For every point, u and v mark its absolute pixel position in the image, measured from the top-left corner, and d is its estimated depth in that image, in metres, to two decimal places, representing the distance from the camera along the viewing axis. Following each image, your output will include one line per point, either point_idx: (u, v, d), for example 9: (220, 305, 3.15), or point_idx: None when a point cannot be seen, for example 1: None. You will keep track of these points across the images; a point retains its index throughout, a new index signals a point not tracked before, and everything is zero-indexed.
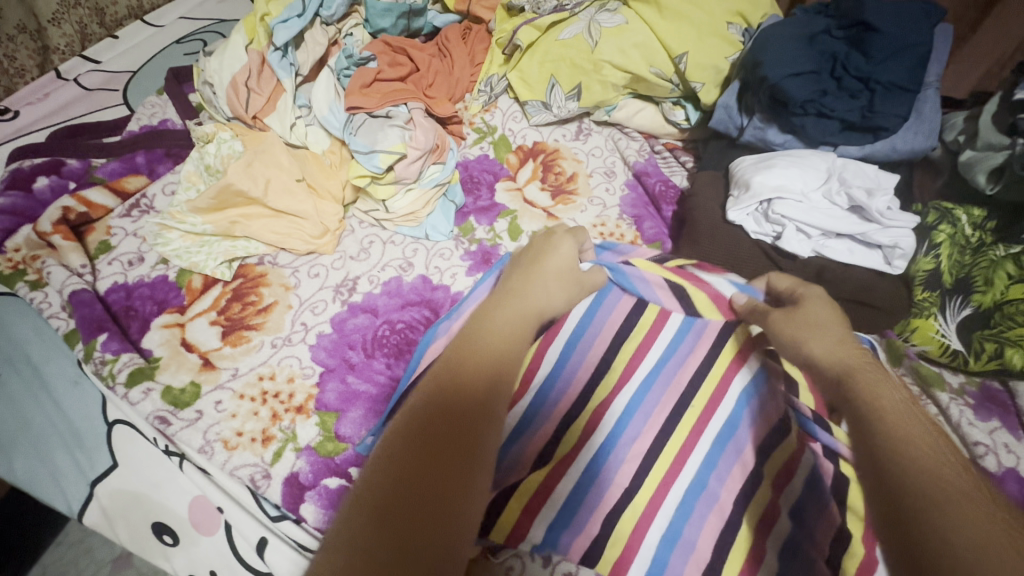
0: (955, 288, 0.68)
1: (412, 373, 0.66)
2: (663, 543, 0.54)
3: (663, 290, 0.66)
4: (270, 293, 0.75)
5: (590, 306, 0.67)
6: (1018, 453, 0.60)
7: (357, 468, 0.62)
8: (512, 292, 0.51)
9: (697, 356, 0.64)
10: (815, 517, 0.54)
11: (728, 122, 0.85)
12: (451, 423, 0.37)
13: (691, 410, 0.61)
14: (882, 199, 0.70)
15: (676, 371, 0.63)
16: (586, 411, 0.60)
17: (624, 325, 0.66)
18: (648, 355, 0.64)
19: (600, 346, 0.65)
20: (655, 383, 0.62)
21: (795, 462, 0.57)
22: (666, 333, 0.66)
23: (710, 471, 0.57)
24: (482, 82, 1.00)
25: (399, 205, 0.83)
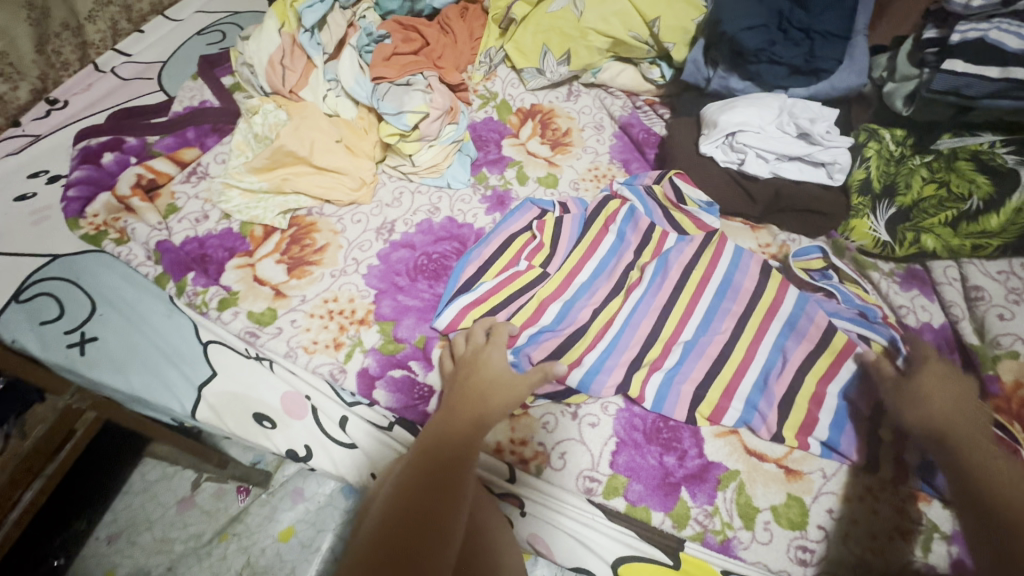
0: (883, 193, 0.84)
1: (454, 288, 0.82)
2: (661, 389, 0.72)
3: (661, 217, 0.91)
4: (322, 237, 0.89)
5: (609, 238, 0.89)
6: (932, 310, 0.78)
7: (416, 361, 0.76)
8: (443, 414, 0.62)
9: (692, 251, 0.86)
10: (777, 373, 0.72)
11: (697, 74, 1.01)
12: (400, 543, 0.46)
13: (686, 290, 0.81)
14: (822, 125, 0.86)
15: (679, 259, 0.85)
16: (609, 310, 0.80)
17: (644, 237, 0.89)
18: (664, 247, 0.88)
19: (630, 250, 0.88)
20: (664, 270, 0.84)
21: (769, 323, 0.76)
22: (670, 241, 0.88)
23: (704, 331, 0.77)
24: (482, 55, 1.15)
25: (423, 159, 0.97)
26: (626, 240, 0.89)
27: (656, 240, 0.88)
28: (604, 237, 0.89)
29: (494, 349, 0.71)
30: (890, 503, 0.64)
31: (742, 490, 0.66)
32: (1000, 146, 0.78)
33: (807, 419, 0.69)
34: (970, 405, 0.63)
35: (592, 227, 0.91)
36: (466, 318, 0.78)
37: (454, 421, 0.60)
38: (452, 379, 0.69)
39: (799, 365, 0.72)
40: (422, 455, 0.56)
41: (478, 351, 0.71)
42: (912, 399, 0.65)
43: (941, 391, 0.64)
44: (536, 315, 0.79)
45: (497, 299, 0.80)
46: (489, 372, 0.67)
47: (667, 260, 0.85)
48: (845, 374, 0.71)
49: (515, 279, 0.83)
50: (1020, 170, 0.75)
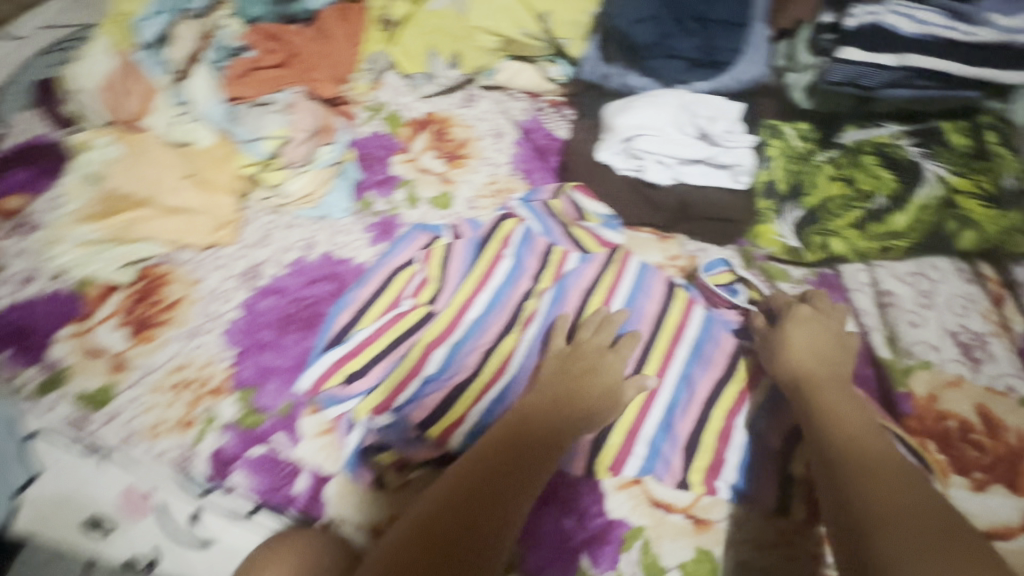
0: (790, 194, 0.77)
1: (325, 338, 0.72)
2: None
3: (562, 235, 0.83)
4: (176, 290, 0.77)
5: (504, 267, 0.80)
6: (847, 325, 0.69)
7: (280, 433, 0.67)
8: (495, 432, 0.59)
9: (592, 277, 0.79)
10: (682, 410, 0.66)
11: (596, 72, 0.91)
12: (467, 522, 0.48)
13: (583, 321, 0.74)
14: (723, 124, 0.80)
15: (577, 286, 0.78)
16: (502, 350, 0.71)
17: (541, 260, 0.81)
18: (563, 272, 0.80)
19: (526, 278, 0.80)
20: (561, 300, 0.77)
21: (671, 354, 0.70)
22: (571, 262, 0.81)
23: None
24: (367, 61, 1.03)
25: (294, 188, 0.86)
26: (523, 267, 0.81)
27: (555, 263, 0.81)
28: (498, 263, 0.81)
29: (613, 357, 0.67)
30: (805, 549, 0.59)
31: (648, 549, 0.60)
32: (903, 138, 0.74)
33: (713, 460, 0.63)
34: (836, 350, 0.64)
35: (485, 252, 0.81)
36: (337, 378, 0.68)
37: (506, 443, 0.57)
38: (551, 374, 0.66)
39: (705, 399, 0.67)
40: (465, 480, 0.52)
41: (601, 354, 0.67)
42: (788, 340, 0.65)
43: (810, 341, 0.64)
44: (418, 363, 0.70)
45: (374, 349, 0.71)
46: (597, 378, 0.65)
47: (565, 287, 0.78)
48: (753, 404, 0.66)
49: (397, 321, 0.74)
50: (922, 163, 0.72)
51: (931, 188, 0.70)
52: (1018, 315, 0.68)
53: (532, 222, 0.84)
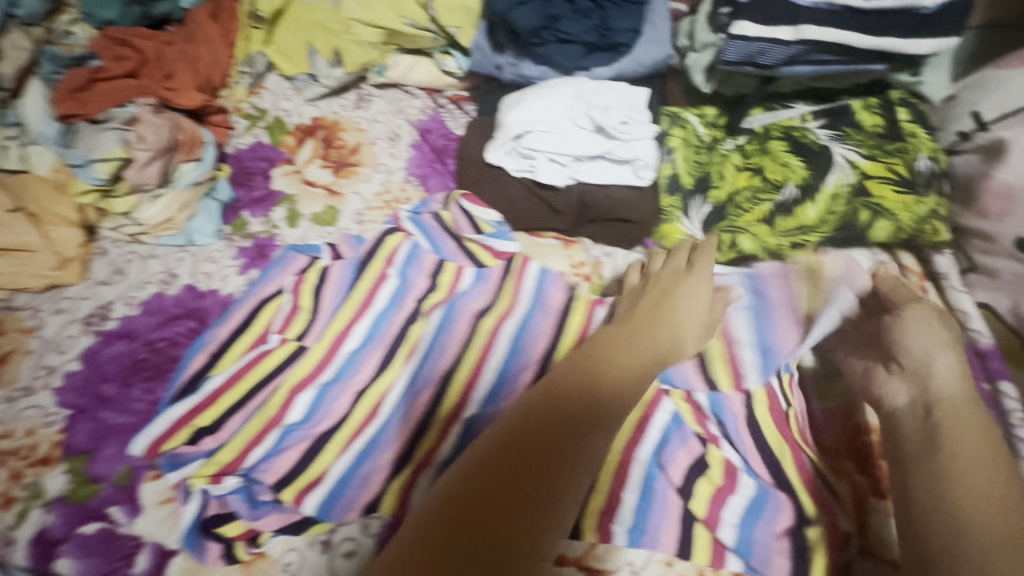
0: (696, 188, 0.70)
1: (174, 388, 0.62)
2: None
3: (454, 248, 0.74)
4: (6, 341, 0.67)
5: (386, 291, 0.71)
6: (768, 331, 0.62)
7: (118, 505, 0.57)
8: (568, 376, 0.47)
9: (488, 295, 0.70)
10: None
11: (485, 63, 0.83)
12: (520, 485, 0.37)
13: (474, 344, 0.65)
14: (618, 114, 0.71)
15: (468, 305, 0.69)
16: (378, 387, 0.63)
17: (432, 278, 0.72)
18: (457, 291, 0.71)
19: (413, 299, 0.71)
20: (450, 322, 0.67)
21: None
22: (465, 281, 0.71)
23: (490, 402, 0.61)
24: (243, 63, 0.93)
25: (149, 214, 0.76)
26: (410, 287, 0.71)
27: (444, 283, 0.71)
28: (383, 285, 0.72)
29: (697, 282, 0.60)
30: None
31: None
32: (811, 120, 0.67)
33: (610, 501, 0.55)
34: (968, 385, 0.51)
35: (367, 273, 0.72)
36: (183, 436, 0.59)
37: (577, 388, 0.46)
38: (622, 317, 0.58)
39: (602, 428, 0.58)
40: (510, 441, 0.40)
41: (677, 278, 0.61)
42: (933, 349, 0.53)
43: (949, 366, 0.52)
44: (280, 411, 0.61)
45: (230, 399, 0.62)
46: (677, 308, 0.57)
47: (456, 309, 0.68)
48: (655, 432, 0.58)
49: (259, 362, 0.65)
50: (830, 148, 0.64)
51: (840, 175, 0.63)
52: (941, 310, 0.62)
53: (420, 236, 0.75)
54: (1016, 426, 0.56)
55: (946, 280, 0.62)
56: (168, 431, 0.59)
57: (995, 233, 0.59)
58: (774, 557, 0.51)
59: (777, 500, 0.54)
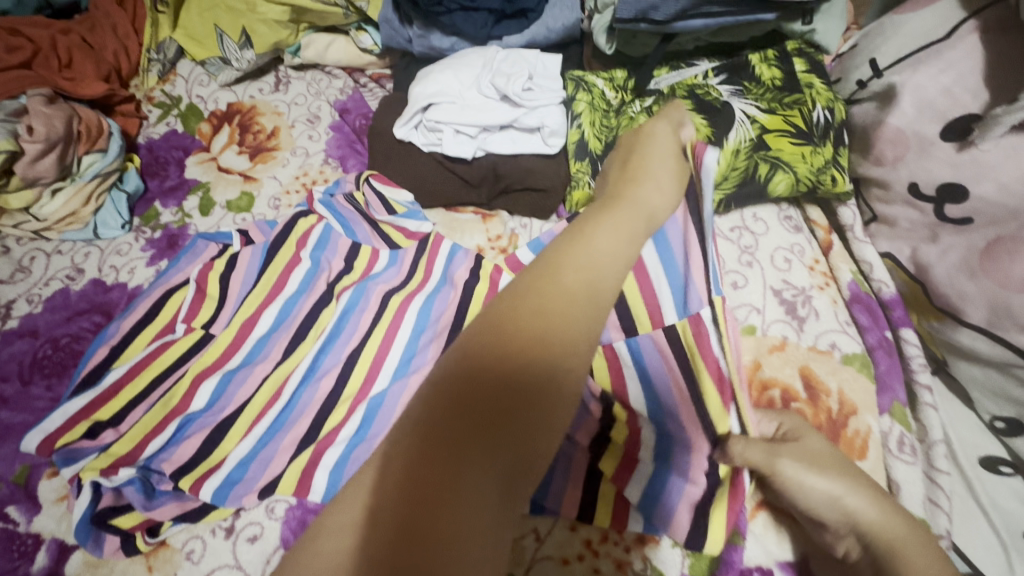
0: (605, 153, 0.69)
1: (74, 381, 0.61)
2: (330, 481, 0.55)
3: (366, 229, 0.72)
4: None
5: (298, 274, 0.69)
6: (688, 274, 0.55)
7: (14, 505, 0.56)
8: (576, 264, 0.41)
9: (402, 274, 0.68)
10: None
11: (396, 37, 0.80)
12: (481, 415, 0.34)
13: (382, 321, 0.65)
14: (520, 80, 0.69)
15: (380, 283, 0.67)
16: (283, 370, 0.62)
17: (348, 260, 0.70)
18: (371, 272, 0.69)
19: (325, 280, 0.69)
20: (360, 301, 0.66)
21: None
22: (381, 262, 0.70)
23: (397, 381, 0.61)
24: (152, 50, 0.90)
25: (50, 209, 0.74)
26: (321, 268, 0.70)
27: (354, 266, 0.70)
28: (295, 267, 0.70)
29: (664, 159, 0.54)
30: (611, 558, 0.52)
31: None
32: (712, 76, 0.66)
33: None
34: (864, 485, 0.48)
35: (278, 256, 0.70)
36: (81, 429, 0.58)
37: (584, 283, 0.40)
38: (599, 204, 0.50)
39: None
40: (485, 360, 0.36)
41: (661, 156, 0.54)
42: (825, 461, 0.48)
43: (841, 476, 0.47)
44: (181, 399, 0.60)
45: (131, 390, 0.60)
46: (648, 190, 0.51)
47: (367, 289, 0.67)
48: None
49: (162, 352, 0.63)
50: (731, 103, 0.63)
51: (740, 131, 0.61)
52: (845, 261, 0.62)
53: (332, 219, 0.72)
54: (914, 372, 0.56)
55: (849, 232, 0.62)
56: (63, 427, 0.57)
57: (889, 180, 0.58)
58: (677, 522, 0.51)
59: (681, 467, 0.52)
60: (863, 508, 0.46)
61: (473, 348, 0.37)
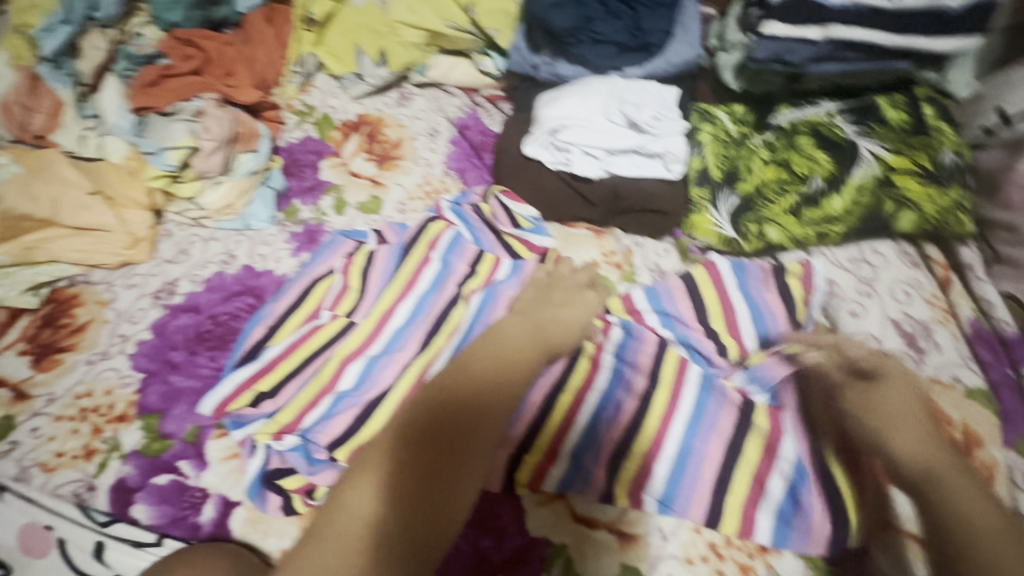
0: (724, 181, 0.73)
1: (236, 355, 0.68)
2: None
3: (492, 239, 0.78)
4: (85, 312, 0.74)
5: (429, 273, 0.75)
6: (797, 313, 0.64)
7: (186, 460, 0.63)
8: (483, 379, 0.57)
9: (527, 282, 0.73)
10: (606, 426, 0.61)
11: (523, 63, 0.87)
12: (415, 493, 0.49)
13: None
14: (649, 111, 0.76)
15: (508, 289, 0.72)
16: (421, 359, 0.67)
17: (474, 265, 0.76)
18: (495, 278, 0.75)
19: (454, 283, 0.74)
20: (491, 303, 0.71)
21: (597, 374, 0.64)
22: (503, 271, 0.75)
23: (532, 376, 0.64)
24: (295, 63, 0.99)
25: (211, 200, 0.82)
26: (447, 270, 0.75)
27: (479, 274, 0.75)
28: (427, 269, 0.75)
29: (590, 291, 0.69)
30: (736, 562, 0.55)
31: (571, 568, 0.56)
32: (838, 115, 0.70)
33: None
34: (926, 427, 0.54)
35: (411, 256, 0.76)
36: (244, 399, 0.64)
37: (495, 412, 0.56)
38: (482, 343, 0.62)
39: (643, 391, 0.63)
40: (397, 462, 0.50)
41: (577, 289, 0.69)
42: (871, 408, 0.55)
43: (897, 412, 0.54)
44: (331, 379, 0.66)
45: (287, 366, 0.67)
46: (573, 308, 0.66)
47: (494, 296, 0.72)
48: (688, 403, 0.61)
49: (313, 335, 0.70)
50: (857, 142, 0.68)
51: (865, 168, 0.66)
52: (965, 298, 0.63)
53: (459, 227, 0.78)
54: None
55: (970, 270, 0.64)
56: (235, 393, 0.64)
57: (1017, 224, 0.61)
58: (812, 531, 0.53)
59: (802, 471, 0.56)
60: (904, 448, 0.52)
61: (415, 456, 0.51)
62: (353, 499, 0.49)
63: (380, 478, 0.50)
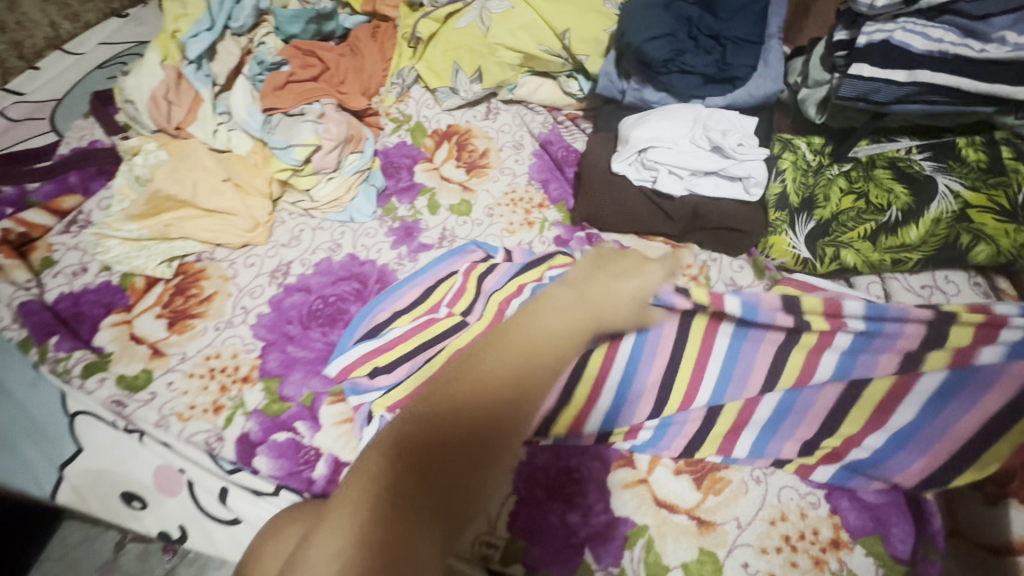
0: (802, 207, 0.78)
1: (361, 331, 0.75)
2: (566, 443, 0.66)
3: None
4: (210, 285, 0.82)
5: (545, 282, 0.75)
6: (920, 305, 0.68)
7: (302, 421, 0.70)
8: (526, 348, 0.47)
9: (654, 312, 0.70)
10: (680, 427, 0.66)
11: (611, 87, 0.96)
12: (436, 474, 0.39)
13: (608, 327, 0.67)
14: (734, 138, 0.81)
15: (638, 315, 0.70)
16: None
17: None
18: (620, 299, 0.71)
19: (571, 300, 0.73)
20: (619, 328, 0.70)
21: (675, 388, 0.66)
22: None
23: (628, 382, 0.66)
24: (394, 75, 1.08)
25: (323, 193, 0.91)
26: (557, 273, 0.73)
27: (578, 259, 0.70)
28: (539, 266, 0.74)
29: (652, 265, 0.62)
30: (809, 554, 0.59)
31: (651, 547, 0.60)
32: (916, 152, 0.76)
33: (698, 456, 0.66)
34: None
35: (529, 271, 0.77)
36: (362, 369, 0.71)
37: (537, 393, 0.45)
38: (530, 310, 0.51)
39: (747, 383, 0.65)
40: (430, 432, 0.40)
41: (637, 265, 0.62)
42: None
43: None
44: (439, 372, 0.67)
45: (402, 349, 0.72)
46: (631, 280, 0.59)
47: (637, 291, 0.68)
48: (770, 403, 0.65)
49: (428, 327, 0.74)
50: (935, 178, 0.72)
51: (942, 203, 0.70)
52: None
53: None
54: None
55: None
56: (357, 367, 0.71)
57: None
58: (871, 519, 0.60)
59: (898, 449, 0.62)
60: None
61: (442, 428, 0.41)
62: (377, 464, 0.40)
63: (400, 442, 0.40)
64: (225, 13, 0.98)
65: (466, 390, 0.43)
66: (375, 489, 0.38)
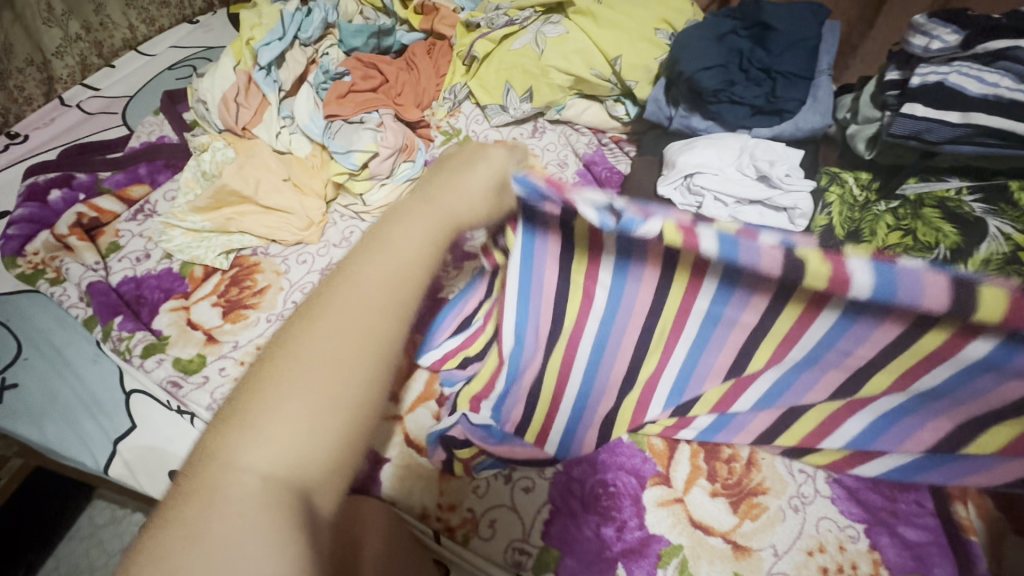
0: (847, 239, 0.79)
1: (445, 326, 0.77)
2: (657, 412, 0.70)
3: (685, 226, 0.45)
4: (264, 278, 0.86)
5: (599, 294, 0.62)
6: None
7: None
8: (373, 279, 0.40)
9: (736, 338, 0.60)
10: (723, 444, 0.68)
11: (659, 113, 0.98)
12: (302, 439, 0.35)
13: (664, 321, 0.61)
14: (782, 168, 0.83)
15: (718, 341, 0.61)
16: (595, 355, 0.67)
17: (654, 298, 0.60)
18: (686, 329, 0.61)
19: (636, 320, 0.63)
20: (701, 346, 0.63)
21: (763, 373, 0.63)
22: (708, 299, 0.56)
23: (692, 366, 0.65)
24: (447, 91, 1.12)
25: (376, 198, 0.95)
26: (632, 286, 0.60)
27: (651, 264, 0.54)
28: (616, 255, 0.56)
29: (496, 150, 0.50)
30: None
31: (685, 568, 0.60)
32: (966, 193, 0.76)
33: (734, 479, 0.66)
34: None
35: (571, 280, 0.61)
36: (453, 361, 0.74)
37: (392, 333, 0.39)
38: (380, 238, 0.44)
39: (834, 382, 0.60)
40: (289, 396, 0.35)
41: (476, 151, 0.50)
42: None
43: None
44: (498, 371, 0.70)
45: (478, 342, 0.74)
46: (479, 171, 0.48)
47: (728, 297, 0.55)
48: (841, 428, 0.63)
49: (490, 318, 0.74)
50: (985, 220, 0.71)
51: (993, 243, 0.68)
52: None
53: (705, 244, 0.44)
54: None
55: None
56: (446, 354, 0.75)
57: None
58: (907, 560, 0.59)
59: (940, 482, 0.62)
60: None
61: (297, 386, 0.35)
62: (240, 446, 0.34)
63: (260, 412, 0.35)
64: (295, 25, 1.05)
65: (330, 340, 0.37)
66: (241, 474, 0.33)
